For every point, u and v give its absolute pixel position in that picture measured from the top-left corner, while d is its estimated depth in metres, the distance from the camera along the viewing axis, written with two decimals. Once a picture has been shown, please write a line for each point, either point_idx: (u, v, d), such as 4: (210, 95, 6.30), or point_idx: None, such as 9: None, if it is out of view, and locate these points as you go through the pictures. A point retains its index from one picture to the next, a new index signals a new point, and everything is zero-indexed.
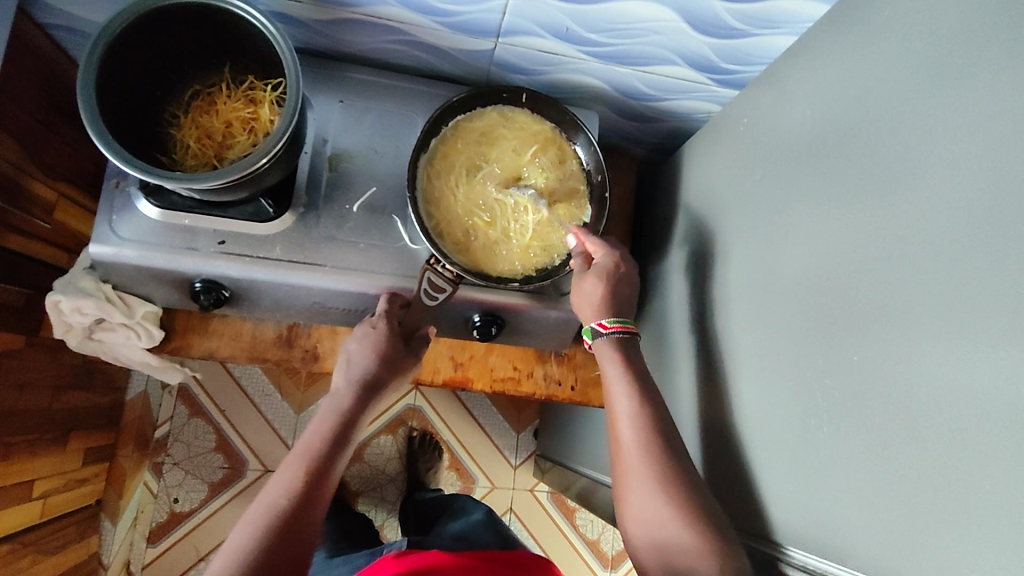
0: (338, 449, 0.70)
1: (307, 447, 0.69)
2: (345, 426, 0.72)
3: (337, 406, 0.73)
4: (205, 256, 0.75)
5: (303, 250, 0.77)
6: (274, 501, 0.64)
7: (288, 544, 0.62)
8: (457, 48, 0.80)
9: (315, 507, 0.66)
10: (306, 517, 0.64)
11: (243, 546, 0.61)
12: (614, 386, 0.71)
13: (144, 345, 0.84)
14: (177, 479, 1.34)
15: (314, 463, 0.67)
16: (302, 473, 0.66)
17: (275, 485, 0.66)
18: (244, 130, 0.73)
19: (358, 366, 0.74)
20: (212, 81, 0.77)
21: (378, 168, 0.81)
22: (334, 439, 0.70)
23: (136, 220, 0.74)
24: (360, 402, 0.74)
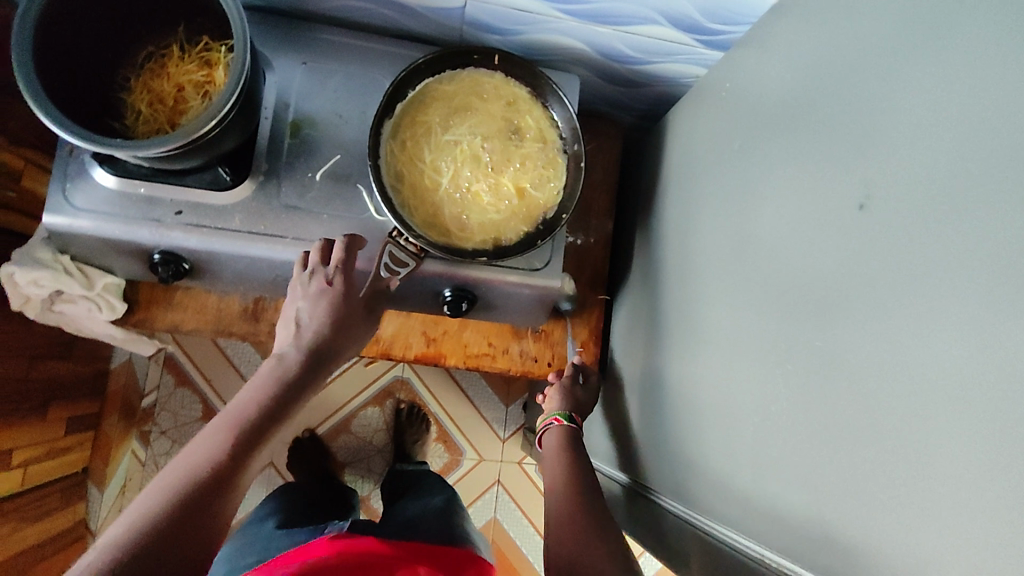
0: (278, 418, 0.62)
1: (240, 412, 0.60)
2: (289, 392, 0.63)
3: (276, 367, 0.64)
4: (164, 227, 0.72)
5: (264, 220, 0.74)
6: (191, 468, 0.54)
7: (207, 516, 0.52)
8: (423, 6, 0.76)
9: (239, 479, 0.56)
10: (223, 492, 0.54)
11: (144, 521, 0.49)
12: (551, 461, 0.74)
13: (106, 318, 0.82)
14: (164, 448, 1.35)
15: (246, 432, 0.58)
16: (233, 441, 0.57)
17: (196, 451, 0.56)
18: (197, 93, 0.69)
19: (310, 328, 0.66)
20: (161, 39, 0.73)
21: (343, 136, 0.77)
22: (274, 407, 0.61)
23: (91, 189, 0.72)
24: (308, 369, 0.65)
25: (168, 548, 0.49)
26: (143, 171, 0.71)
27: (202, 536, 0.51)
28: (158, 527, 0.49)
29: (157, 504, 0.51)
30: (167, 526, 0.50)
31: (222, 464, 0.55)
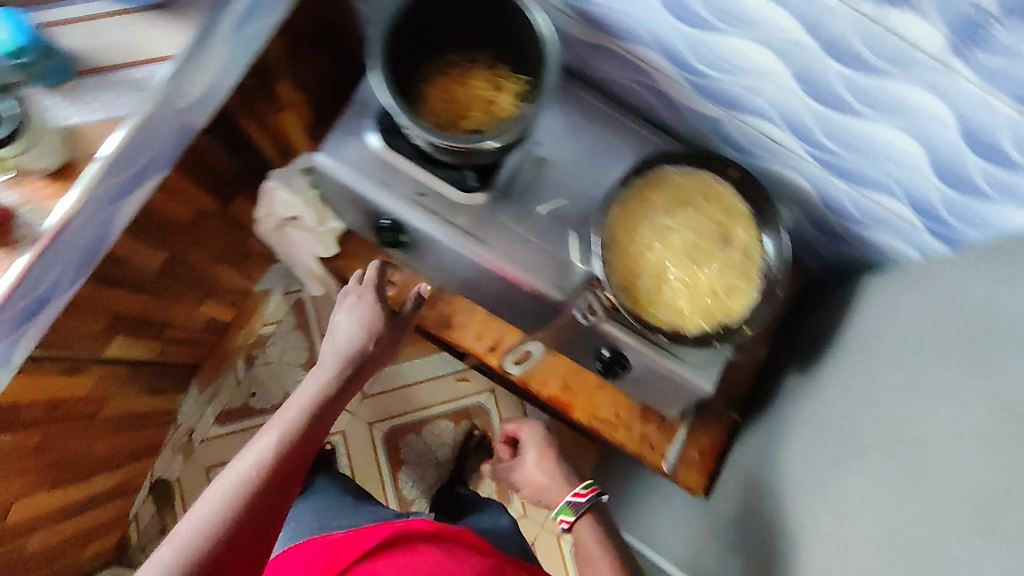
0: (321, 426, 0.74)
1: (292, 421, 0.72)
2: (330, 403, 0.77)
3: (323, 379, 0.77)
4: (403, 200, 0.83)
5: (482, 228, 0.84)
6: (247, 466, 0.67)
7: (266, 509, 0.65)
8: (686, 105, 0.84)
9: (292, 479, 0.69)
10: (282, 483, 0.67)
11: (217, 516, 0.62)
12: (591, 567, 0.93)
13: (319, 253, 0.93)
14: (262, 377, 1.46)
15: (297, 438, 0.70)
16: (286, 445, 0.69)
17: (257, 454, 0.68)
18: (481, 108, 0.81)
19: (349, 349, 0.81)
20: (466, 52, 0.83)
21: (573, 185, 0.86)
22: (318, 416, 0.74)
23: (361, 148, 0.84)
24: (348, 381, 0.79)
25: (237, 536, 0.62)
26: (410, 150, 0.83)
27: (260, 527, 0.64)
28: (229, 521, 0.62)
29: (225, 501, 0.63)
30: (233, 520, 0.62)
31: (277, 465, 0.67)
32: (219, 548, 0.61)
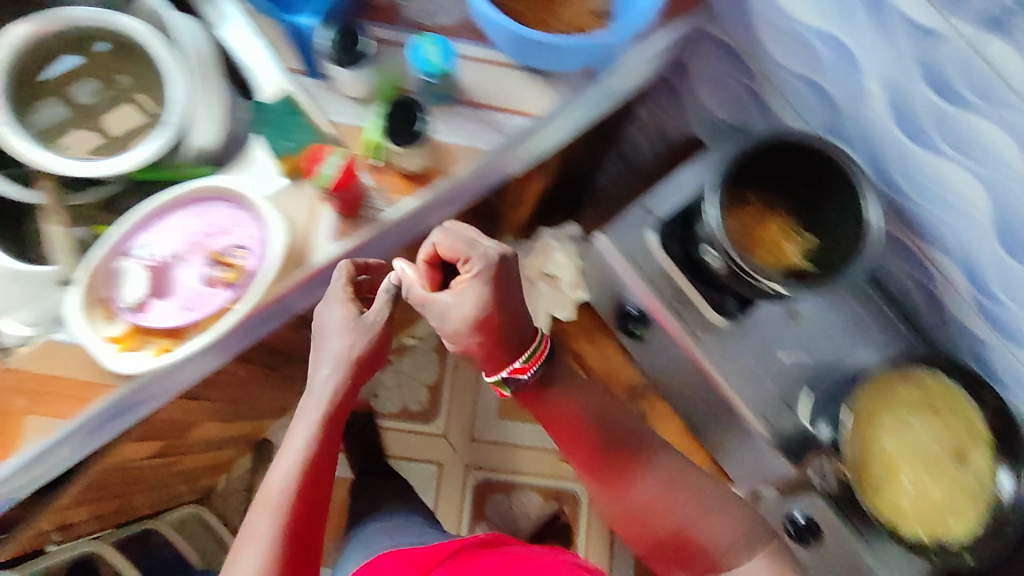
0: (336, 432, 0.72)
1: (309, 432, 0.70)
2: (334, 413, 0.71)
3: (324, 399, 0.71)
4: (661, 302, 0.89)
5: (723, 353, 0.88)
6: (279, 492, 0.68)
7: (310, 525, 0.68)
8: (958, 320, 0.85)
9: (322, 484, 0.70)
10: (314, 498, 0.69)
11: (271, 538, 0.65)
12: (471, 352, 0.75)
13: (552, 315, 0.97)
14: (389, 382, 1.54)
15: (320, 454, 0.70)
16: (310, 460, 0.69)
17: (288, 466, 0.69)
18: (768, 249, 0.86)
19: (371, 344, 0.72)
20: (765, 196, 0.88)
21: (821, 348, 0.89)
22: (332, 418, 0.71)
23: (637, 242, 0.90)
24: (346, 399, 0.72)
25: (292, 554, 0.65)
26: (682, 262, 0.88)
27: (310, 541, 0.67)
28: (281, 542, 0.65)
29: (274, 521, 0.66)
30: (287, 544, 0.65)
31: (307, 480, 0.69)
32: None
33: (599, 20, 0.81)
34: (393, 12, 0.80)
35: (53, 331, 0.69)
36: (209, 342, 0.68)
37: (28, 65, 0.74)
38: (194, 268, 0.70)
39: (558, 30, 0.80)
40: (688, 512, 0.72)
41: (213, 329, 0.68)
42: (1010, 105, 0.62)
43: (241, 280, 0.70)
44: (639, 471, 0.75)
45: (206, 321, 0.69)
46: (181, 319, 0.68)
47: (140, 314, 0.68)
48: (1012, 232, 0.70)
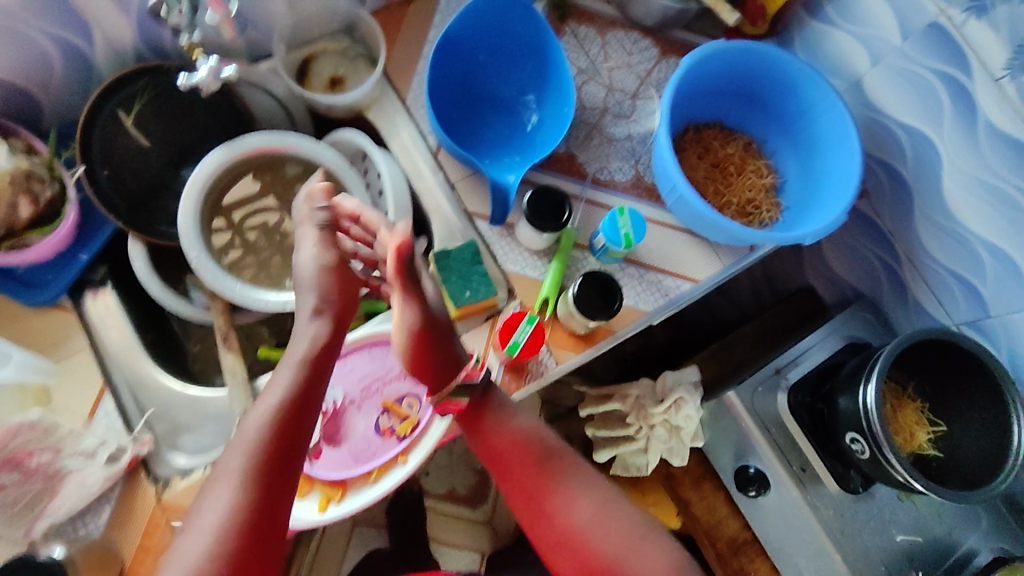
0: (298, 441, 0.53)
1: (247, 447, 0.51)
2: (300, 408, 0.54)
3: (277, 401, 0.54)
4: (784, 469, 0.90)
5: (845, 529, 0.89)
6: (231, 467, 0.50)
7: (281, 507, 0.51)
8: None
9: (279, 524, 0.50)
10: (283, 476, 0.52)
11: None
12: (495, 426, 0.67)
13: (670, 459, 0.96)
14: (441, 462, 1.49)
15: (269, 469, 0.50)
16: (249, 498, 0.49)
17: (216, 512, 0.48)
18: (903, 435, 0.89)
19: (317, 343, 0.58)
20: (897, 377, 0.92)
21: (931, 526, 0.92)
22: (292, 424, 0.53)
23: (769, 400, 0.92)
24: (304, 399, 0.55)
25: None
26: (809, 430, 0.90)
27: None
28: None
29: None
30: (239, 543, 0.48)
31: (249, 517, 0.48)
32: None
33: (770, 197, 0.85)
34: (574, 165, 0.84)
35: (214, 465, 0.65)
36: (370, 498, 0.66)
37: (216, 189, 0.76)
38: (365, 417, 0.69)
39: (733, 200, 0.83)
40: (614, 540, 0.62)
41: (380, 483, 0.66)
42: None
43: (411, 432, 0.68)
44: (567, 480, 0.66)
45: (374, 474, 0.66)
46: (351, 470, 0.66)
47: (311, 460, 0.66)
48: None
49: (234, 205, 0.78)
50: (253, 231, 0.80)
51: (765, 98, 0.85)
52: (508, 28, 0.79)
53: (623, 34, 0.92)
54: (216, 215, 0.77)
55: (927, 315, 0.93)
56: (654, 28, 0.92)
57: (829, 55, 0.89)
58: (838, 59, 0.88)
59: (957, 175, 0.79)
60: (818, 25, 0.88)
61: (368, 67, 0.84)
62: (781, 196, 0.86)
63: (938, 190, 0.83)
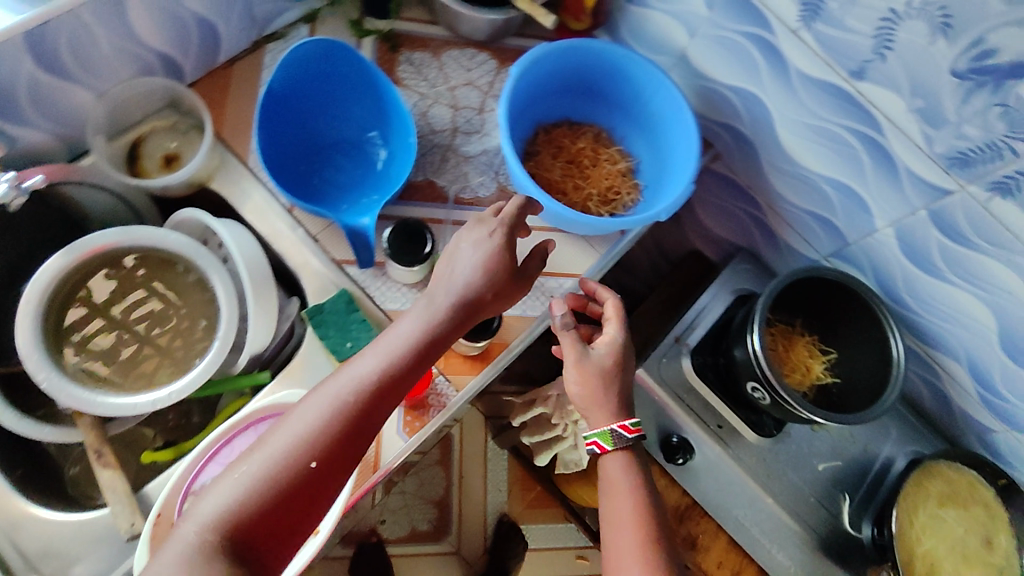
0: (396, 394, 0.60)
1: (352, 387, 0.58)
2: (408, 367, 0.61)
3: (391, 352, 0.60)
4: (703, 431, 0.94)
5: (769, 471, 0.94)
6: (310, 417, 0.56)
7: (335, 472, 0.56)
8: (965, 411, 0.96)
9: (348, 457, 0.57)
10: (351, 446, 0.57)
11: (235, 499, 0.52)
12: (618, 492, 0.68)
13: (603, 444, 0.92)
14: (395, 505, 1.46)
15: (355, 413, 0.57)
16: (316, 449, 0.55)
17: (303, 427, 0.55)
18: (801, 371, 0.93)
19: (435, 329, 0.63)
20: (784, 318, 0.96)
21: (847, 449, 0.96)
22: (395, 375, 0.60)
23: (676, 369, 0.96)
24: (416, 361, 0.61)
25: (261, 533, 0.52)
26: (715, 384, 0.95)
27: (284, 528, 0.54)
28: (241, 511, 0.52)
29: (254, 479, 0.53)
30: (283, 492, 0.53)
31: (302, 471, 0.54)
32: (255, 532, 0.52)
33: (628, 180, 0.88)
34: (434, 190, 0.84)
35: None
36: (288, 572, 0.66)
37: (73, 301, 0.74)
38: None
39: (594, 191, 0.85)
40: None
41: (293, 560, 0.66)
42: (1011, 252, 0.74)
43: None
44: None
45: None
46: None
47: None
48: (1015, 342, 0.82)
49: (107, 304, 0.75)
50: (142, 323, 0.76)
51: (601, 88, 0.87)
52: (333, 72, 0.78)
53: (458, 52, 0.91)
54: (89, 321, 0.74)
55: (799, 253, 0.99)
56: (486, 41, 0.92)
57: (652, 34, 0.91)
58: (660, 36, 0.90)
59: (788, 122, 0.84)
60: (635, 9, 0.90)
61: (203, 137, 0.81)
62: (638, 177, 0.89)
63: (776, 141, 0.88)
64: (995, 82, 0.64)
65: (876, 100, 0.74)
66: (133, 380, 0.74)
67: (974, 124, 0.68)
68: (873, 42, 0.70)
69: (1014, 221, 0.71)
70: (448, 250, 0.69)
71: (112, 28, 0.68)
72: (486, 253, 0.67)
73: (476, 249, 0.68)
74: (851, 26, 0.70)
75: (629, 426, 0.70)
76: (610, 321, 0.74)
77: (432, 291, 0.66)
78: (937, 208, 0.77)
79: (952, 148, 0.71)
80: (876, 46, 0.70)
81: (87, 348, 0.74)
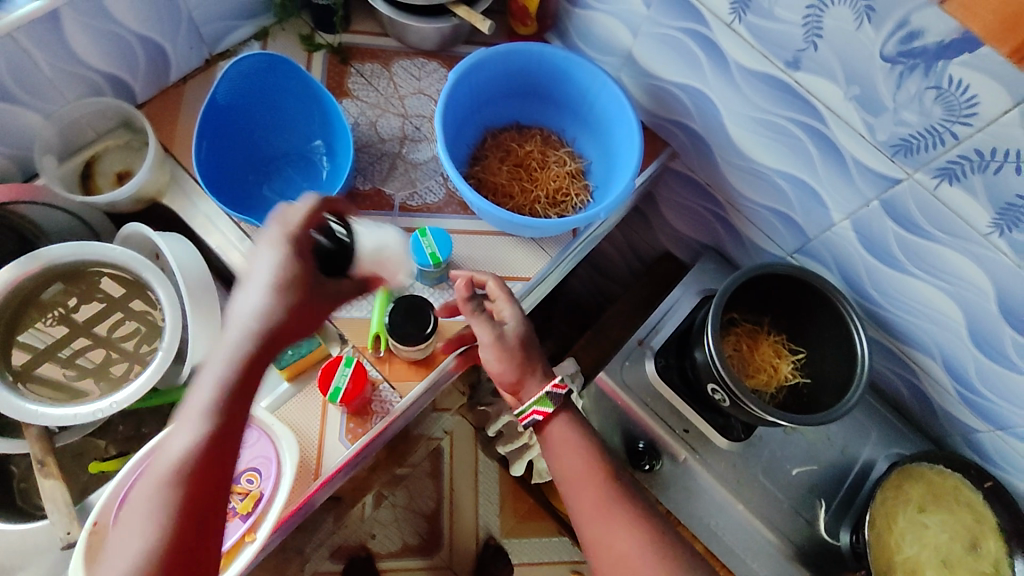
0: (236, 433, 0.53)
1: (176, 454, 0.51)
2: (235, 399, 0.54)
3: (208, 393, 0.53)
4: (670, 436, 0.91)
5: (738, 476, 0.90)
6: (150, 504, 0.49)
7: (203, 541, 0.50)
8: (945, 410, 0.91)
9: (210, 524, 0.51)
10: (206, 511, 0.51)
11: None
12: (568, 449, 0.72)
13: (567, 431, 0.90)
14: (385, 518, 1.44)
15: (193, 480, 0.50)
16: (167, 538, 0.48)
17: (144, 522, 0.49)
18: (766, 372, 0.91)
19: (246, 344, 0.55)
20: (750, 318, 0.94)
21: (822, 452, 0.92)
22: (229, 405, 0.53)
23: (638, 373, 0.94)
24: (242, 390, 0.54)
25: None
26: (679, 388, 0.92)
27: None
28: None
29: None
30: None
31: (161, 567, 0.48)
32: None
33: (577, 181, 0.87)
34: (382, 197, 0.84)
35: None
36: None
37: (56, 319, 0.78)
38: None
39: (541, 194, 0.85)
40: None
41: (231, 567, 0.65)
42: (970, 239, 0.71)
43: (254, 507, 0.66)
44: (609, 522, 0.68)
45: (224, 560, 0.65)
46: None
47: None
48: (985, 335, 0.77)
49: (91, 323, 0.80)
50: (123, 339, 0.80)
51: (546, 91, 0.88)
52: (274, 85, 0.80)
53: (408, 62, 0.93)
54: (76, 339, 0.80)
55: (763, 250, 0.97)
56: (436, 50, 0.93)
57: (598, 36, 0.91)
58: (606, 37, 0.90)
59: (737, 116, 0.82)
60: (580, 12, 0.90)
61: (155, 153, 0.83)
62: (589, 178, 0.89)
63: (727, 136, 0.86)
64: (926, 64, 0.62)
65: (814, 89, 0.72)
66: (113, 386, 0.78)
67: (912, 110, 0.66)
68: (803, 31, 0.68)
69: (966, 208, 0.69)
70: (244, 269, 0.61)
71: (52, 53, 0.70)
72: (285, 262, 0.58)
73: (265, 261, 0.59)
74: (779, 15, 0.69)
75: (561, 383, 0.72)
76: (501, 300, 0.73)
77: (230, 309, 0.58)
78: (888, 197, 0.74)
79: (894, 135, 0.69)
80: (807, 35, 0.68)
81: (76, 364, 0.79)
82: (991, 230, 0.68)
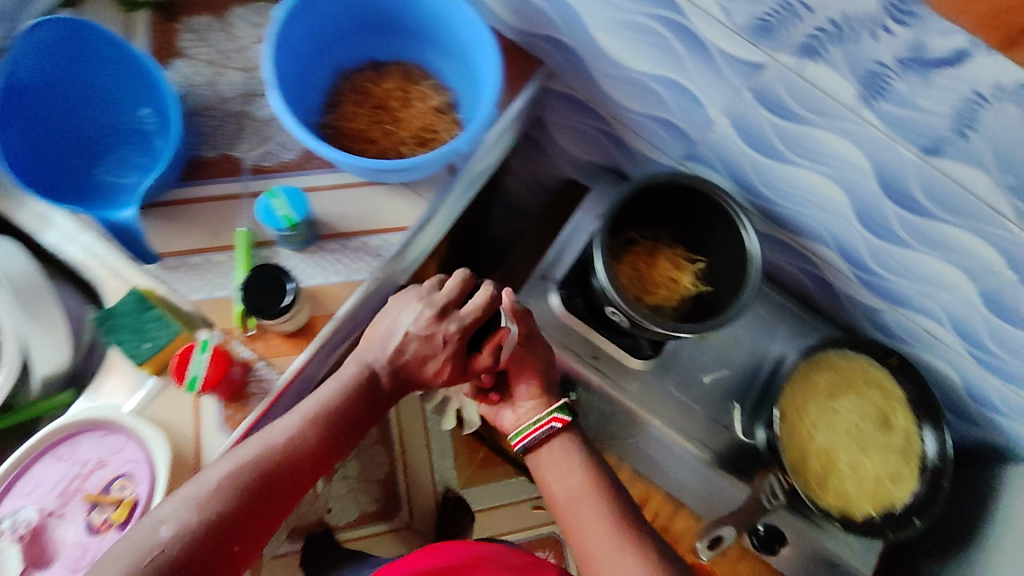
0: (342, 429, 0.70)
1: (296, 424, 0.66)
2: (347, 406, 0.70)
3: (335, 393, 0.70)
4: (581, 364, 0.89)
5: (652, 393, 0.90)
6: (270, 445, 0.64)
7: (278, 496, 0.64)
8: (849, 295, 0.91)
9: (291, 487, 0.65)
10: (290, 478, 0.65)
11: (200, 517, 0.59)
12: (565, 462, 0.76)
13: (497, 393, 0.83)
14: (340, 491, 1.39)
15: (302, 448, 0.66)
16: (262, 475, 0.63)
17: (252, 451, 0.63)
18: (667, 286, 0.89)
19: (380, 372, 0.73)
20: (648, 234, 0.91)
21: (734, 357, 0.92)
22: (330, 433, 0.68)
23: (542, 307, 0.91)
24: (358, 403, 0.71)
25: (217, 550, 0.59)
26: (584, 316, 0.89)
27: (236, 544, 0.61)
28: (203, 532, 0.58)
29: (213, 497, 0.60)
30: (231, 510, 0.60)
31: (252, 493, 0.62)
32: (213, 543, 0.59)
33: (444, 116, 0.81)
34: (232, 162, 0.76)
35: None
36: None
37: None
38: (74, 522, 0.63)
39: (406, 134, 0.79)
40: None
41: None
42: (841, 117, 0.68)
43: (130, 515, 0.62)
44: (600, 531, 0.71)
45: None
46: None
47: None
48: (870, 214, 0.77)
49: None
50: None
51: (396, 21, 0.80)
52: (82, 55, 0.72)
53: (244, 8, 0.84)
54: None
55: (654, 160, 0.94)
56: None
57: None
58: None
59: (598, 21, 0.77)
60: None
61: None
62: (458, 110, 0.82)
63: (594, 45, 0.81)
64: None
65: None
66: None
67: None
68: None
69: (831, 85, 0.66)
70: (385, 315, 0.74)
71: None
72: (434, 335, 0.73)
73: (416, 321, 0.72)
74: None
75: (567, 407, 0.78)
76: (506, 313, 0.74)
77: (366, 340, 0.74)
78: (758, 85, 0.71)
79: (752, 17, 0.64)
80: None
81: None
82: (858, 104, 0.65)
